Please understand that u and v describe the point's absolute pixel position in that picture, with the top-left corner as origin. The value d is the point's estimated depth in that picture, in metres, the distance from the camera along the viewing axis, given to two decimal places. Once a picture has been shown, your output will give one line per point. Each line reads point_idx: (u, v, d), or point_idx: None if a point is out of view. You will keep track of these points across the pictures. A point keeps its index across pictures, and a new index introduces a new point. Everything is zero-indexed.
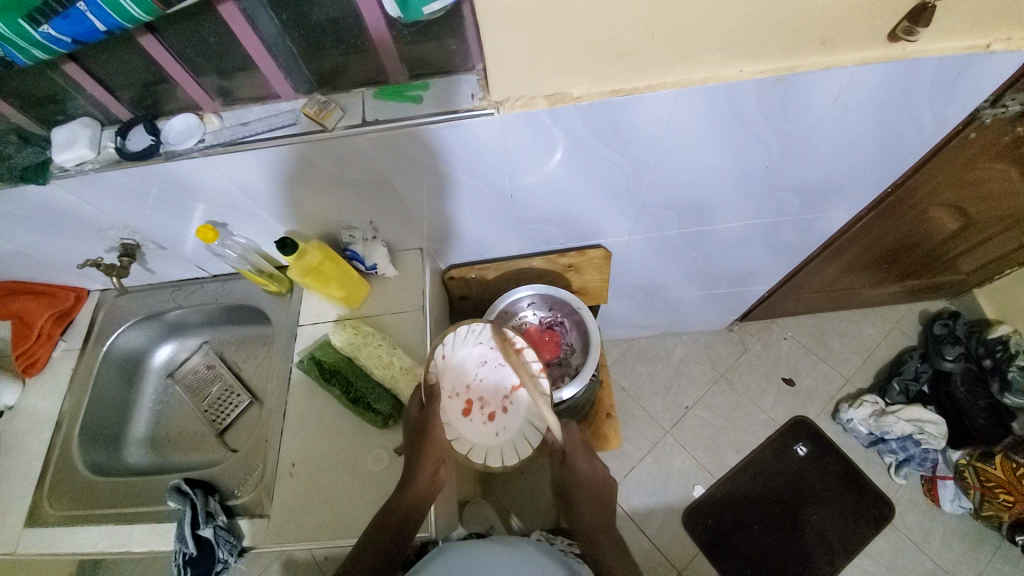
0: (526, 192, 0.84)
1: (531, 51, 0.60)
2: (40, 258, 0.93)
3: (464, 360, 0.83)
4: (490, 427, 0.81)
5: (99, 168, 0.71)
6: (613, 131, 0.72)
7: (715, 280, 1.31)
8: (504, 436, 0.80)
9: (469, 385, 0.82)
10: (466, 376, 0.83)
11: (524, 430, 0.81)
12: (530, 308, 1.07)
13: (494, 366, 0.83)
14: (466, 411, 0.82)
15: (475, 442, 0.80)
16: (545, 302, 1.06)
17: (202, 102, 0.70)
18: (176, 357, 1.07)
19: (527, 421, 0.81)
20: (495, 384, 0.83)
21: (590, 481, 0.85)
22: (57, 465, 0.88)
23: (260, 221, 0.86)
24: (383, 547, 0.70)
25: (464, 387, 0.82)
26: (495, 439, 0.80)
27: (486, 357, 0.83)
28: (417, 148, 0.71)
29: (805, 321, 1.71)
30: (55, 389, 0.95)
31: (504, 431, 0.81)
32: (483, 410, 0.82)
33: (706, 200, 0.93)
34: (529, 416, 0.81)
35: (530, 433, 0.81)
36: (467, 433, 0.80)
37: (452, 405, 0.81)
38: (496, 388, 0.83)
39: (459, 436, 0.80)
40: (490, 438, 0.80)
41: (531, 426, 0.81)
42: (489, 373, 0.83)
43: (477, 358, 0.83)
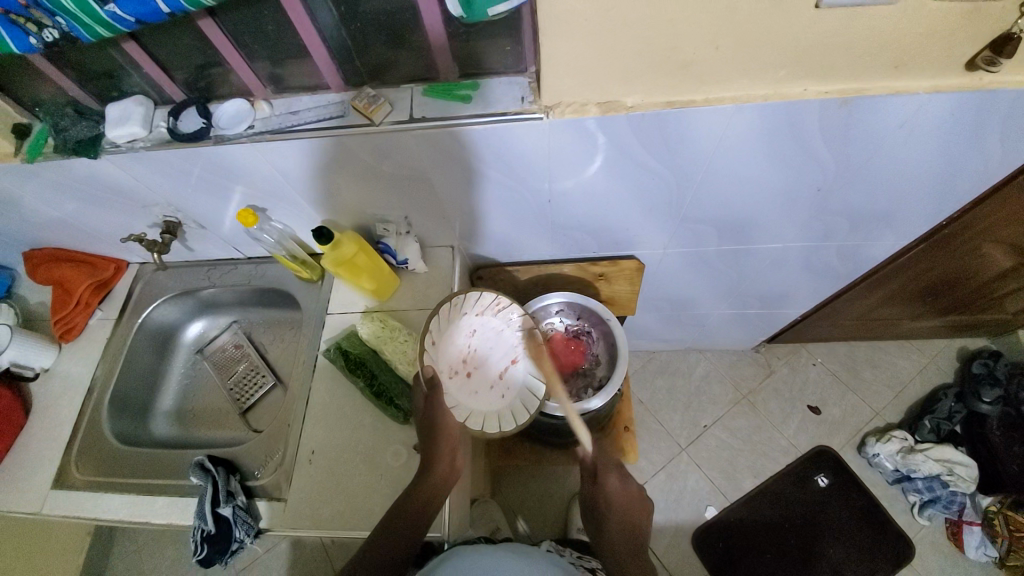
0: (565, 198, 0.83)
1: (587, 60, 0.59)
2: (86, 230, 0.95)
3: (455, 338, 0.82)
4: (494, 392, 0.81)
5: (149, 146, 0.73)
6: (663, 143, 0.70)
7: (747, 300, 1.28)
8: (510, 395, 0.81)
9: (464, 359, 0.82)
10: (460, 351, 0.82)
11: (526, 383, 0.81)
12: (558, 315, 1.06)
13: (485, 335, 0.83)
14: (469, 383, 0.81)
15: (485, 410, 0.80)
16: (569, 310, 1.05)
17: (253, 88, 0.71)
18: (206, 334, 1.09)
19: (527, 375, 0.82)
20: (490, 350, 0.83)
21: (622, 500, 0.83)
22: (86, 430, 0.91)
23: (298, 208, 0.87)
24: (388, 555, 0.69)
25: (460, 361, 0.81)
26: (502, 401, 0.81)
27: (474, 325, 0.83)
28: (461, 146, 0.70)
29: (835, 349, 1.65)
30: (90, 357, 0.97)
31: (508, 392, 0.81)
32: (483, 377, 0.82)
33: (750, 219, 0.90)
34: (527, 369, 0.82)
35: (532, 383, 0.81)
36: (474, 404, 0.80)
37: (453, 381, 0.81)
38: (493, 352, 0.83)
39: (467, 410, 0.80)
40: (498, 402, 0.80)
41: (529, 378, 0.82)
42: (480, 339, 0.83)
43: (466, 330, 0.82)
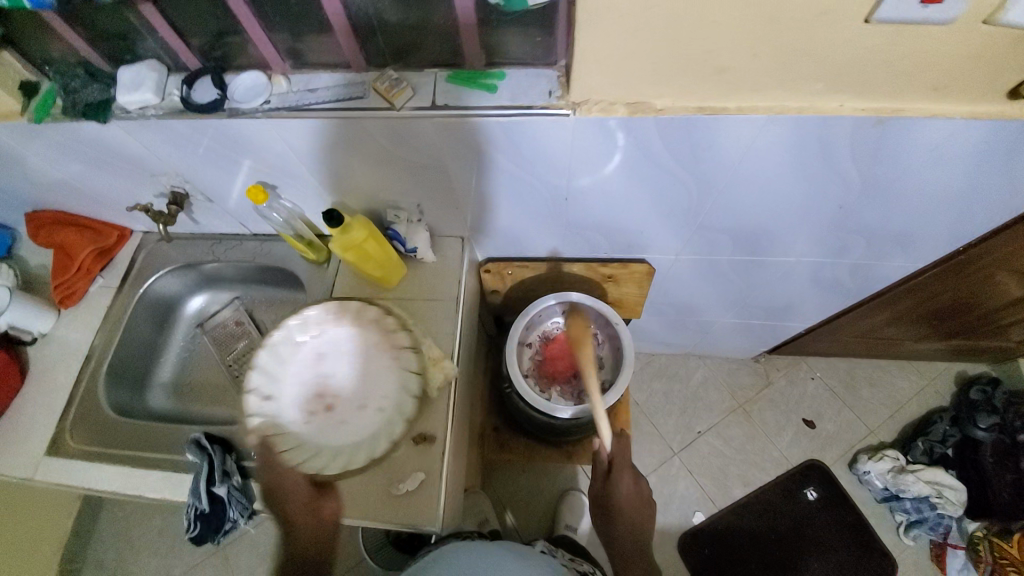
0: (582, 197, 0.81)
1: (621, 59, 0.57)
2: (90, 195, 0.93)
3: (298, 368, 0.80)
4: (368, 415, 0.78)
5: (161, 115, 0.70)
6: (689, 149, 0.68)
7: (754, 310, 1.27)
8: (388, 414, 0.78)
9: (320, 388, 0.81)
10: (317, 381, 0.81)
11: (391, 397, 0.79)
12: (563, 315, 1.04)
13: (330, 359, 0.82)
14: (334, 416, 0.79)
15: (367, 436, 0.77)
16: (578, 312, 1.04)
17: (272, 62, 0.69)
18: (208, 308, 1.08)
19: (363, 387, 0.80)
20: (334, 373, 0.81)
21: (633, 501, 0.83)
22: (82, 398, 0.90)
23: (309, 189, 0.85)
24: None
25: (306, 392, 0.80)
26: (374, 418, 0.78)
27: (307, 350, 0.82)
28: (482, 137, 0.68)
29: (835, 364, 1.65)
30: (90, 324, 0.96)
31: (385, 408, 0.78)
32: (348, 405, 0.79)
33: (767, 231, 0.89)
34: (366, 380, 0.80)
35: (388, 394, 0.79)
36: (345, 433, 0.77)
37: (348, 417, 0.79)
38: (336, 375, 0.81)
39: (357, 437, 0.77)
40: (378, 424, 0.77)
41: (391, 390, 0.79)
42: (368, 369, 0.81)
43: (306, 356, 0.81)
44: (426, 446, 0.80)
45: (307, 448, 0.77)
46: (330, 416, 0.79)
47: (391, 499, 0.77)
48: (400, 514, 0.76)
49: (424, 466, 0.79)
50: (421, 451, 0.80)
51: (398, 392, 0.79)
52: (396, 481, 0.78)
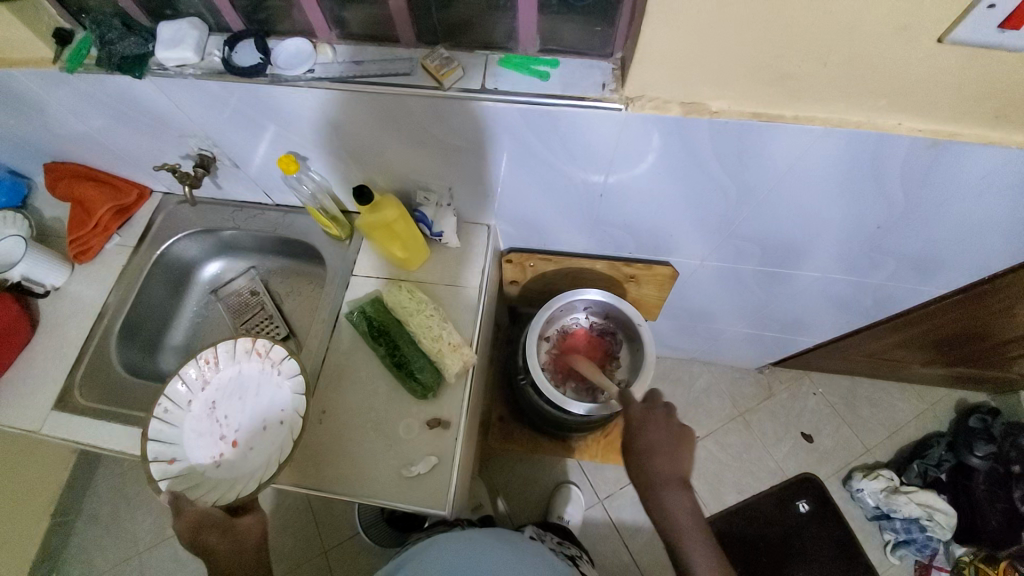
0: (618, 194, 0.80)
1: (685, 57, 0.55)
2: (113, 150, 0.91)
3: (196, 418, 0.80)
4: (265, 434, 0.80)
5: (200, 75, 0.68)
6: (736, 155, 0.67)
7: (767, 322, 1.26)
8: (276, 423, 0.80)
9: (224, 428, 0.80)
10: (215, 425, 0.80)
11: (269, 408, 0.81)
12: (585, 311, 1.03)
13: (228, 396, 0.82)
14: (251, 447, 0.80)
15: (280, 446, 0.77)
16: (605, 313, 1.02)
17: (318, 29, 0.67)
18: (224, 275, 1.06)
19: (265, 409, 0.81)
20: (240, 409, 0.81)
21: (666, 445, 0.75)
22: (93, 355, 0.89)
23: (340, 163, 0.83)
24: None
25: (219, 434, 0.80)
26: (280, 427, 0.79)
27: (207, 402, 0.81)
28: (528, 125, 0.66)
29: (838, 381, 1.65)
30: (104, 281, 0.94)
31: (286, 417, 0.79)
32: (251, 435, 0.80)
33: (797, 244, 0.88)
34: (272, 401, 0.81)
35: (280, 403, 0.80)
36: (262, 454, 0.79)
37: (250, 451, 0.79)
38: (240, 411, 0.81)
39: (270, 453, 0.78)
40: (280, 432, 0.79)
41: (279, 404, 0.80)
42: (242, 392, 0.82)
43: (203, 409, 0.80)
44: (440, 430, 0.79)
45: (222, 486, 0.77)
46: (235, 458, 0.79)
47: (401, 481, 0.76)
48: (409, 496, 0.75)
49: (436, 451, 0.78)
50: (435, 435, 0.79)
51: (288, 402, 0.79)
52: (407, 464, 0.77)
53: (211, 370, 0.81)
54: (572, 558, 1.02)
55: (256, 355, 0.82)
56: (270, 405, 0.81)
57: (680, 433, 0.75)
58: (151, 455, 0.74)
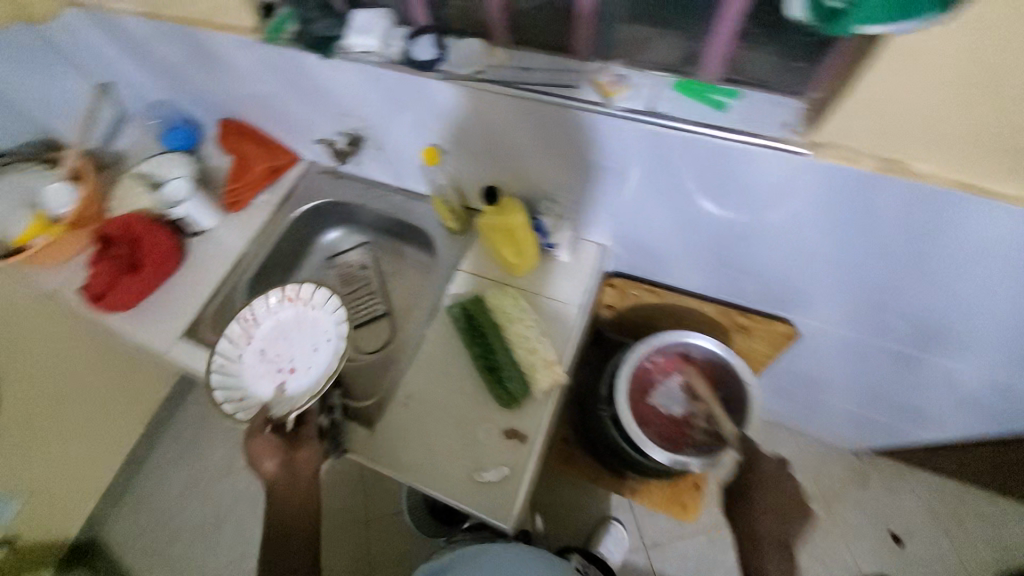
0: (759, 239, 0.73)
1: (899, 109, 0.49)
2: (275, 116, 1.00)
3: (250, 366, 0.81)
4: (316, 357, 0.81)
5: (380, 63, 0.72)
6: (919, 224, 0.59)
7: (883, 405, 1.12)
8: (324, 347, 0.82)
9: (279, 365, 0.82)
10: (272, 366, 0.82)
11: (314, 335, 0.83)
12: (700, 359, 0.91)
13: (274, 341, 0.83)
14: (305, 375, 0.81)
15: (330, 361, 0.79)
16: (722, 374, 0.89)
17: (496, 29, 0.68)
18: (340, 244, 1.13)
19: (309, 339, 0.83)
20: (287, 346, 0.83)
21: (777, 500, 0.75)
22: (223, 294, 0.98)
23: (475, 161, 0.85)
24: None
25: (277, 368, 0.81)
26: (325, 349, 0.81)
27: (255, 348, 0.83)
28: (686, 155, 0.63)
29: (947, 488, 1.44)
30: (242, 230, 1.04)
31: (331, 335, 0.82)
32: (303, 364, 0.81)
33: (956, 333, 0.77)
34: (312, 328, 0.84)
35: (323, 329, 0.83)
36: (316, 376, 0.80)
37: (310, 369, 0.80)
38: (290, 348, 0.83)
39: (322, 377, 0.79)
40: (329, 352, 0.81)
41: (321, 329, 0.83)
42: (286, 332, 0.84)
43: (254, 357, 0.82)
44: (517, 442, 0.78)
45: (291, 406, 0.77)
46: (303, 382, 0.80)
47: (469, 483, 0.76)
48: (475, 502, 0.74)
49: (510, 463, 0.76)
50: (512, 446, 0.78)
51: (331, 318, 0.83)
52: (478, 468, 0.77)
53: (250, 321, 0.83)
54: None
55: (289, 301, 0.85)
56: (313, 332, 0.83)
57: (794, 502, 0.75)
58: (220, 398, 0.76)
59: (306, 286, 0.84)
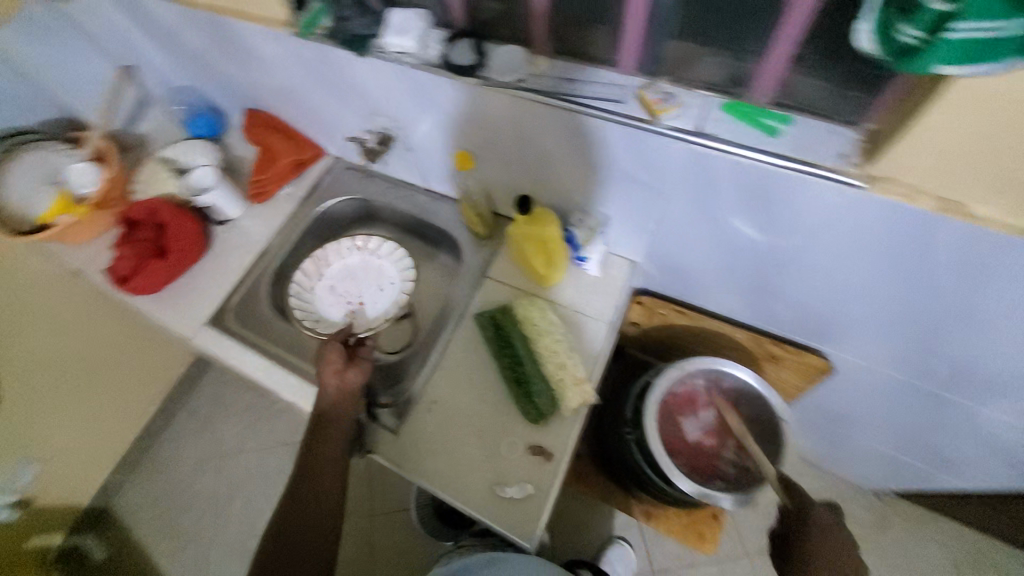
0: (801, 268, 0.70)
1: (971, 147, 0.46)
2: (309, 111, 1.00)
3: (322, 296, 0.99)
4: (379, 297, 0.99)
5: (415, 65, 0.72)
6: (978, 268, 0.56)
7: (911, 447, 1.08)
8: (386, 290, 0.99)
9: (346, 300, 0.99)
10: (341, 300, 0.99)
11: (379, 280, 1.01)
12: (729, 387, 0.88)
13: (344, 280, 1.01)
14: (365, 308, 0.98)
15: (392, 302, 0.98)
16: (752, 405, 0.86)
17: (538, 38, 0.68)
18: (364, 241, 1.13)
19: (372, 282, 1.00)
20: (352, 286, 1.00)
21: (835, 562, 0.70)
22: (249, 285, 0.99)
23: (508, 168, 0.84)
24: (315, 532, 0.71)
25: (347, 301, 0.99)
26: (387, 291, 0.99)
27: (324, 283, 1.00)
28: (731, 178, 0.61)
29: (973, 537, 1.37)
30: (271, 222, 1.05)
31: (394, 280, 0.99)
32: (368, 300, 0.99)
33: (1005, 382, 0.72)
34: (377, 274, 1.01)
35: (387, 276, 1.00)
36: (379, 310, 0.98)
37: (374, 303, 0.99)
38: (355, 287, 1.00)
39: (387, 311, 0.98)
40: (391, 296, 0.99)
41: (385, 276, 1.01)
42: (352, 274, 1.01)
43: (324, 290, 1.00)
44: (541, 460, 0.75)
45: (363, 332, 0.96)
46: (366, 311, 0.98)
47: (491, 498, 0.73)
48: (496, 517, 0.72)
49: (534, 481, 0.74)
50: (535, 463, 0.75)
51: (397, 265, 1.00)
52: (501, 483, 0.74)
53: (324, 262, 1.01)
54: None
55: (358, 248, 1.02)
56: (376, 276, 1.01)
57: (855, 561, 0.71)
58: (299, 316, 0.95)
59: (376, 240, 1.02)
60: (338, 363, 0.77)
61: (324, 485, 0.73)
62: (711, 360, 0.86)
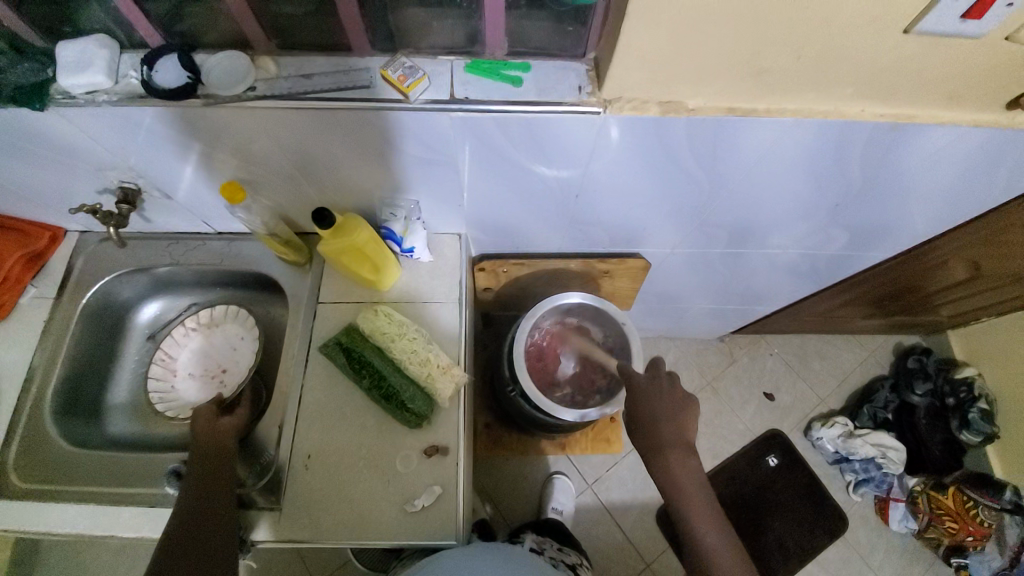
0: (593, 193, 0.78)
1: (666, 57, 0.53)
2: (12, 191, 0.78)
3: (186, 385, 0.92)
4: (238, 356, 0.93)
5: (118, 101, 0.59)
6: (711, 149, 0.67)
7: (729, 297, 1.32)
8: (240, 346, 0.94)
9: (210, 377, 0.93)
10: (204, 380, 0.93)
11: (230, 342, 0.94)
12: (576, 312, 1.01)
13: (198, 360, 0.94)
14: (231, 373, 0.92)
15: (251, 354, 0.93)
16: (601, 322, 1.00)
17: (255, 40, 0.60)
18: (165, 316, 0.95)
19: (224, 347, 0.94)
20: (209, 361, 0.94)
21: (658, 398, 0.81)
22: (26, 428, 0.78)
23: (292, 185, 0.76)
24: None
25: (211, 377, 0.93)
26: (242, 347, 0.94)
27: (180, 374, 0.93)
28: (501, 133, 0.63)
29: (791, 340, 1.76)
30: (22, 342, 0.82)
31: (246, 333, 0.94)
32: (229, 365, 0.93)
33: (762, 226, 0.90)
34: (225, 337, 0.95)
35: (236, 334, 0.94)
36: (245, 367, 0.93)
37: (235, 375, 0.92)
38: (212, 361, 0.94)
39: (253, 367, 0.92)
40: (247, 348, 0.93)
41: (233, 335, 0.95)
42: (203, 352, 0.94)
43: (185, 380, 0.93)
44: (439, 458, 0.75)
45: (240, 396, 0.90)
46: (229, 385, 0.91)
47: (404, 517, 0.72)
48: (414, 532, 0.72)
49: (438, 480, 0.74)
50: (435, 464, 0.75)
51: (243, 327, 0.94)
52: (408, 498, 0.73)
53: (167, 356, 0.93)
54: (573, 567, 1.02)
55: (194, 327, 0.95)
56: (224, 340, 0.95)
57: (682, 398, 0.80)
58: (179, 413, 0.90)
59: (212, 309, 0.95)
60: (213, 412, 0.76)
61: (215, 526, 0.65)
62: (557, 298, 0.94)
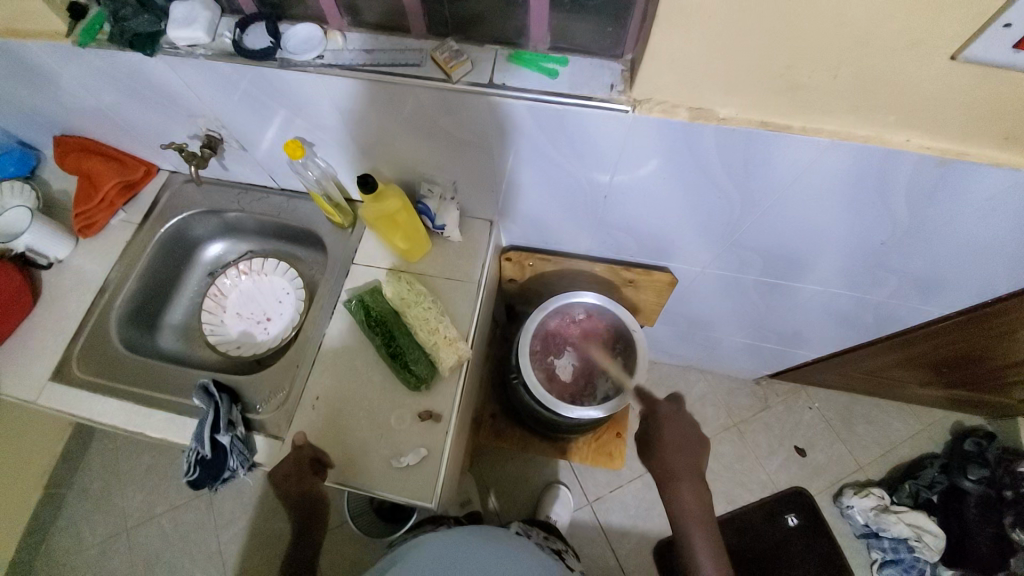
0: (621, 196, 0.79)
1: (697, 61, 0.55)
2: (122, 128, 0.92)
3: (233, 324, 1.01)
4: (283, 307, 1.02)
5: (210, 56, 0.69)
6: (742, 164, 0.67)
7: (766, 334, 1.26)
8: (286, 298, 1.02)
9: (255, 321, 1.01)
10: (250, 322, 1.01)
11: (277, 292, 1.03)
12: (585, 313, 1.04)
13: (247, 303, 1.03)
14: (274, 320, 1.01)
15: (295, 306, 1.01)
16: (610, 324, 1.03)
17: (330, 16, 0.68)
18: (225, 257, 1.06)
19: (272, 296, 1.03)
20: (256, 306, 1.03)
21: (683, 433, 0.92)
22: (92, 330, 0.90)
23: (346, 152, 0.83)
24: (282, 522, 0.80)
25: (255, 321, 1.01)
26: (286, 298, 1.02)
27: (231, 313, 1.02)
28: (531, 122, 0.67)
29: (835, 397, 1.63)
30: (106, 256, 0.95)
31: (292, 287, 1.02)
32: (274, 313, 1.01)
33: (798, 257, 0.87)
34: (273, 288, 1.03)
35: (283, 286, 1.03)
36: (287, 317, 1.01)
37: (277, 324, 1.00)
38: (259, 307, 1.03)
39: (291, 318, 1.00)
40: (291, 301, 1.02)
41: (280, 286, 1.03)
42: (252, 296, 1.03)
43: (234, 319, 1.01)
44: (432, 423, 0.79)
45: (280, 342, 0.98)
46: (268, 332, 1.00)
47: (389, 470, 0.76)
48: (395, 487, 0.75)
49: (427, 444, 0.78)
50: (427, 427, 0.79)
51: (289, 283, 1.02)
52: (396, 454, 0.77)
53: (222, 297, 1.02)
54: (559, 553, 1.00)
55: (247, 272, 1.04)
56: (272, 289, 1.03)
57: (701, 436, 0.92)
58: (226, 348, 0.98)
59: (266, 261, 1.04)
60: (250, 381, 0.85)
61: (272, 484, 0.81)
62: (569, 296, 0.99)
